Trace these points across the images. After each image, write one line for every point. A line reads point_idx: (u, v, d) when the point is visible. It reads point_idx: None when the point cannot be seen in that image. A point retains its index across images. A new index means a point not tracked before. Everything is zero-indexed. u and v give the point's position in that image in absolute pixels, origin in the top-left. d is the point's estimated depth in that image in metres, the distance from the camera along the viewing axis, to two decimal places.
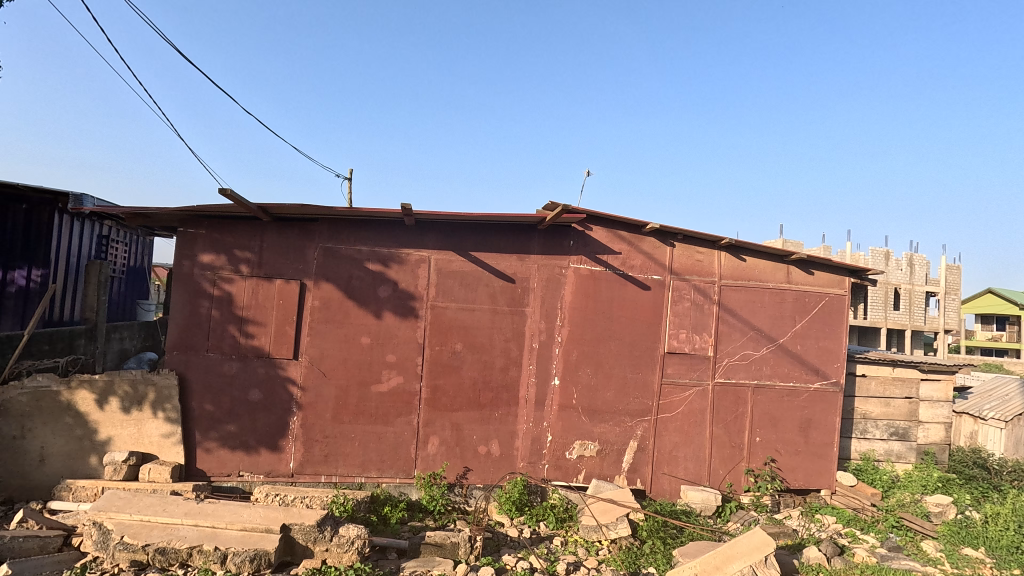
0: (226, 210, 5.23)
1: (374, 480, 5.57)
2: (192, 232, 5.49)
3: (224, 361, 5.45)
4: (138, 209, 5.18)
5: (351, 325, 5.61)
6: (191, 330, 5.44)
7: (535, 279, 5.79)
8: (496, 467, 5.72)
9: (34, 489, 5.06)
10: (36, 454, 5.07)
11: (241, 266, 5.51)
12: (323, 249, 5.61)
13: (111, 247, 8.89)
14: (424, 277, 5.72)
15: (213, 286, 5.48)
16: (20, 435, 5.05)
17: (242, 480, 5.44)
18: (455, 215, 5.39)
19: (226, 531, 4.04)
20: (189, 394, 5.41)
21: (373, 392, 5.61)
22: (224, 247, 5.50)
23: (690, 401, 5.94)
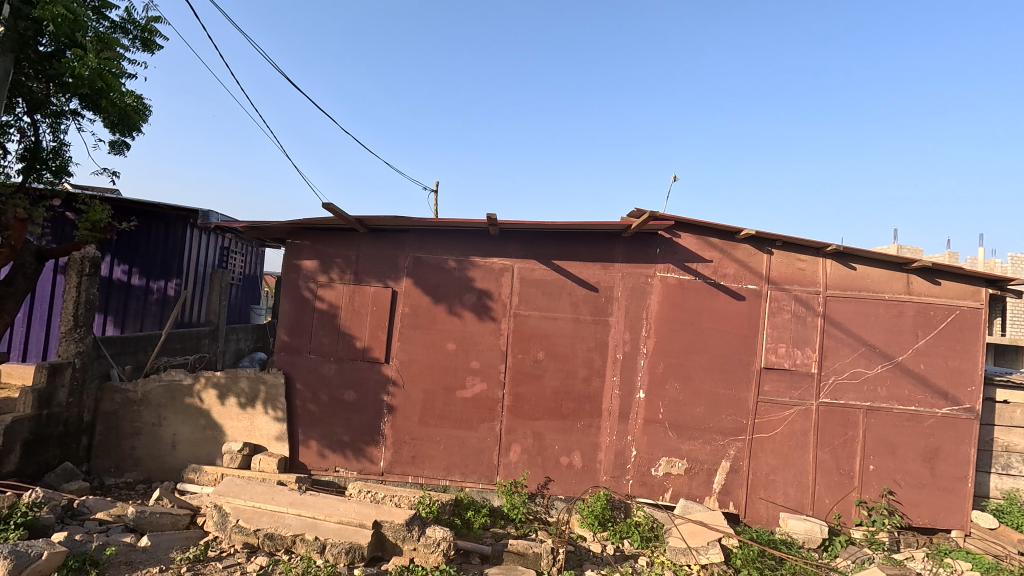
0: (328, 222, 5.66)
1: (457, 484, 5.70)
2: (298, 243, 6.00)
3: (324, 363, 5.86)
4: (254, 223, 5.74)
5: (438, 331, 5.82)
6: (297, 332, 5.92)
7: (619, 288, 5.67)
8: (578, 479, 5.62)
9: (167, 470, 5.76)
10: (170, 440, 5.77)
11: (340, 274, 5.92)
12: (413, 258, 5.87)
13: (231, 257, 9.94)
14: (507, 284, 5.79)
15: (315, 293, 5.93)
16: (157, 423, 5.78)
17: (338, 475, 5.79)
18: (538, 224, 5.42)
19: (325, 523, 4.32)
20: (293, 392, 5.87)
21: (458, 397, 5.76)
22: (325, 256, 5.94)
23: (790, 421, 5.49)
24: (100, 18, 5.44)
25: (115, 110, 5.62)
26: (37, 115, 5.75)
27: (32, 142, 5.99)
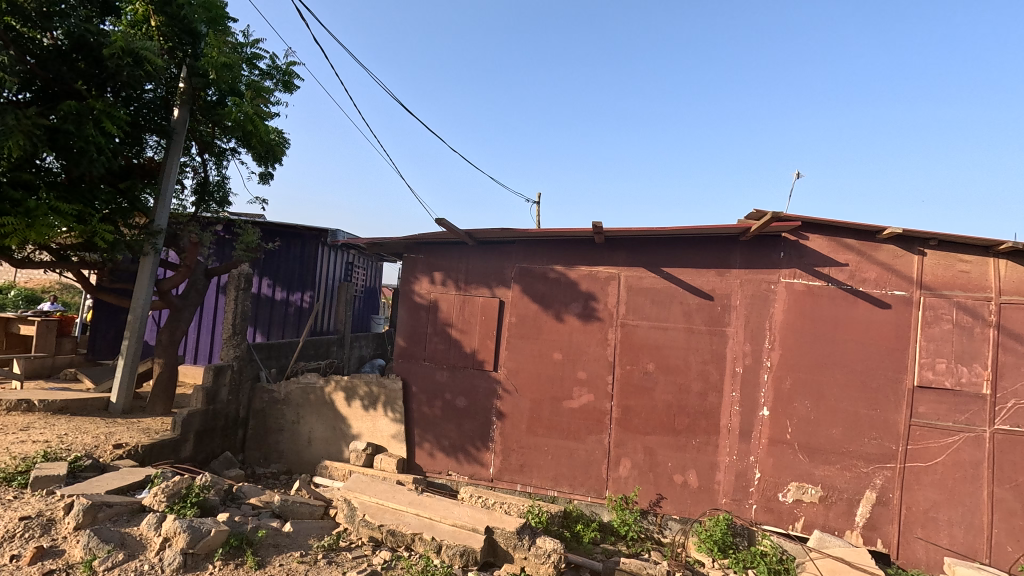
0: (440, 236, 5.97)
1: (566, 495, 5.65)
2: (413, 256, 6.41)
3: (437, 370, 6.16)
4: (376, 239, 6.23)
5: (544, 341, 5.85)
6: (413, 340, 6.30)
7: (737, 296, 5.28)
8: (694, 500, 5.29)
9: (304, 464, 6.42)
10: (306, 437, 6.43)
11: (451, 285, 6.21)
12: (519, 269, 5.98)
13: (354, 271, 10.90)
14: (614, 294, 5.67)
15: (428, 304, 6.27)
16: (296, 421, 6.47)
17: (450, 479, 6.03)
18: (646, 231, 5.23)
19: (440, 524, 4.52)
20: (410, 397, 6.24)
21: (565, 408, 5.73)
22: (438, 269, 6.28)
23: (955, 450, 4.68)
24: (251, 68, 6.48)
25: (264, 147, 6.60)
26: (207, 155, 6.85)
27: (202, 177, 7.12)
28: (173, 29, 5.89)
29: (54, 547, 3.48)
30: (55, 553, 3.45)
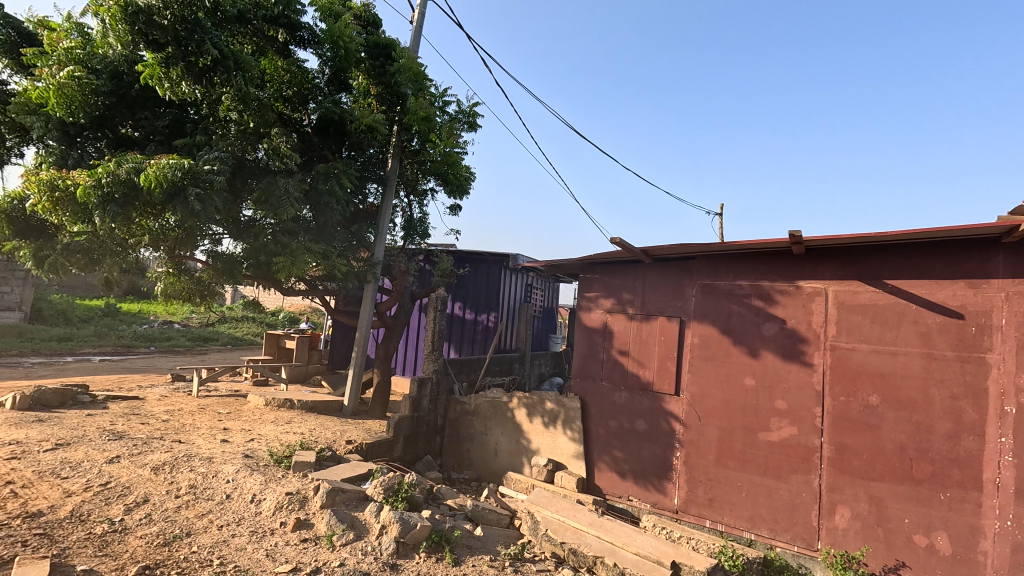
0: (615, 256, 5.95)
1: (766, 540, 5.00)
2: (589, 276, 6.49)
3: (615, 391, 6.08)
4: (553, 262, 6.49)
5: (733, 364, 5.34)
6: (590, 360, 6.33)
7: (1001, 315, 4.13)
8: (946, 571, 4.20)
9: (492, 473, 6.88)
10: (493, 448, 6.90)
11: (628, 305, 6.11)
12: (701, 286, 5.61)
13: (533, 293, 11.44)
14: (819, 312, 4.93)
15: (604, 323, 6.27)
16: (484, 432, 7.00)
17: (632, 505, 5.82)
18: (861, 238, 4.45)
19: (623, 551, 4.42)
20: (588, 417, 6.26)
21: (761, 440, 5.11)
22: (613, 288, 6.25)
23: None
24: (444, 113, 7.67)
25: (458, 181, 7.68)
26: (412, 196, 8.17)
27: (408, 215, 8.35)
28: (387, 93, 7.03)
29: (307, 520, 4.33)
30: (307, 525, 4.28)
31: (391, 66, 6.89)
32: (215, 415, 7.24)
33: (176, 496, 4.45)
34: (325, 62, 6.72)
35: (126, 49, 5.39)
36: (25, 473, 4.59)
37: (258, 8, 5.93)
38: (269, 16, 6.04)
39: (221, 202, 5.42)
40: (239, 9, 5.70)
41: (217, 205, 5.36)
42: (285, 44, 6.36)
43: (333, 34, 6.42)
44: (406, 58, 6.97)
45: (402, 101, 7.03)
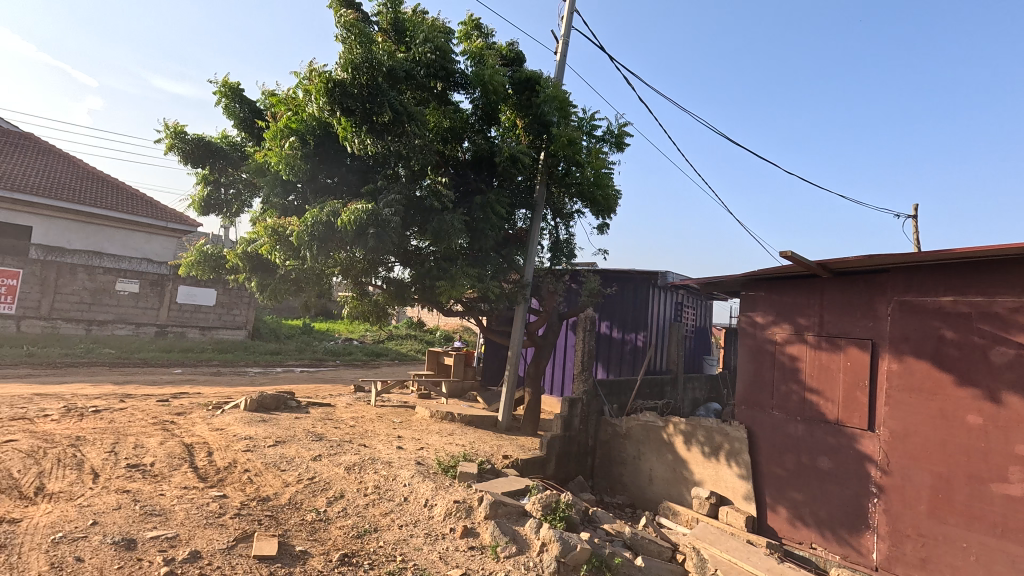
0: (784, 271, 5.42)
1: None
2: (752, 294, 5.99)
3: (790, 422, 5.47)
4: (710, 279, 6.13)
5: (949, 399, 4.49)
6: (757, 386, 5.80)
7: None
8: None
9: (647, 501, 6.61)
10: (648, 475, 6.63)
11: (802, 325, 5.50)
12: (900, 304, 4.83)
13: (684, 311, 10.81)
14: None
15: (774, 346, 5.72)
16: (638, 457, 6.77)
17: (815, 554, 5.15)
18: None
19: None
20: (757, 449, 5.71)
21: (995, 494, 4.21)
22: (783, 307, 5.68)
23: None
24: (590, 136, 7.83)
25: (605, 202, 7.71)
26: (558, 219, 8.43)
27: (555, 237, 8.58)
28: (533, 123, 7.32)
29: (473, 529, 4.58)
30: (474, 533, 4.54)
31: (537, 97, 7.17)
32: (390, 424, 8.12)
33: (364, 494, 5.07)
34: (476, 104, 7.11)
35: (318, 114, 6.35)
36: (257, 464, 5.63)
37: (420, 65, 6.58)
38: (429, 71, 6.61)
39: (395, 237, 6.18)
40: (405, 69, 6.41)
41: (392, 240, 6.13)
42: (443, 92, 6.91)
43: (482, 77, 6.73)
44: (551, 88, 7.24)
45: (547, 128, 7.28)
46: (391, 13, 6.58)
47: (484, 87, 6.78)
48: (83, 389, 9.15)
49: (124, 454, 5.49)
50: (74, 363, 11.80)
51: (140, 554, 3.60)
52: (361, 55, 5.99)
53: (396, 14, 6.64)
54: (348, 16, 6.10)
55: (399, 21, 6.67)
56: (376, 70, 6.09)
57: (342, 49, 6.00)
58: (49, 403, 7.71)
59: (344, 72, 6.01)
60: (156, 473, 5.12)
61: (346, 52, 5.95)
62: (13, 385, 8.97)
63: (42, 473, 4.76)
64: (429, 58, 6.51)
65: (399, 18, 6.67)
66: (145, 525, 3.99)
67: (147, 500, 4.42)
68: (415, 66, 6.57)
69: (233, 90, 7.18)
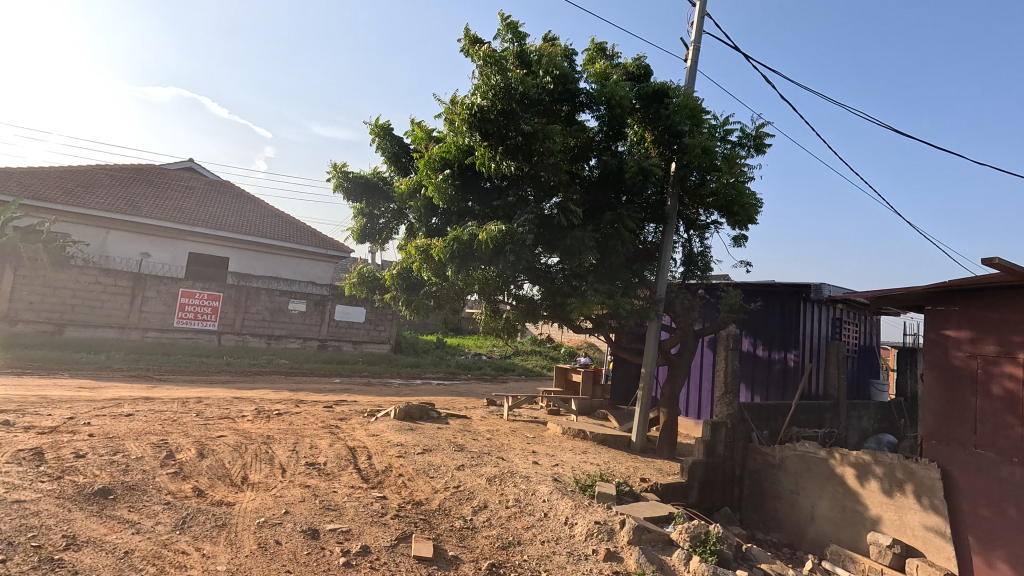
0: (987, 281, 4.61)
1: None
2: (942, 309, 5.23)
3: (1001, 463, 4.67)
4: (884, 292, 5.41)
5: None
6: (952, 419, 5.05)
7: None
8: None
9: (809, 542, 5.91)
10: (809, 512, 5.93)
11: (1016, 347, 4.68)
12: None
13: (845, 327, 9.55)
14: None
15: (976, 371, 4.94)
16: (795, 491, 6.09)
17: None
18: None
19: None
20: (956, 492, 4.88)
21: None
22: (987, 325, 4.89)
23: None
24: (725, 142, 7.41)
25: (746, 212, 7.17)
26: (692, 231, 8.03)
27: (688, 249, 8.17)
28: (663, 135, 7.13)
29: (616, 553, 4.47)
30: (617, 558, 4.43)
31: (667, 108, 6.99)
32: (524, 438, 8.30)
33: (506, 506, 5.22)
34: (602, 120, 7.13)
35: (462, 143, 6.76)
36: (408, 470, 6.11)
37: (548, 90, 6.74)
38: (557, 95, 6.82)
39: (527, 254, 6.34)
40: (536, 95, 6.56)
41: (523, 258, 6.31)
42: (570, 113, 7.08)
43: (610, 95, 6.70)
44: (680, 97, 7.07)
45: (678, 138, 7.05)
46: (518, 45, 6.62)
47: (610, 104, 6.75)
48: (266, 395, 10.74)
49: (302, 453, 6.32)
50: (259, 372, 13.93)
51: (322, 543, 4.11)
52: (500, 81, 6.21)
53: (522, 45, 6.66)
54: (482, 48, 6.45)
55: (525, 51, 6.70)
56: (511, 96, 6.29)
57: (480, 78, 6.27)
58: (244, 405, 9.18)
59: (482, 99, 6.30)
60: (328, 471, 5.81)
61: (482, 80, 6.23)
62: (218, 389, 10.85)
63: (245, 465, 5.68)
64: (556, 82, 6.71)
65: (525, 48, 6.69)
66: (324, 518, 4.54)
67: (324, 496, 5.03)
68: (543, 91, 6.70)
69: (385, 127, 8.01)
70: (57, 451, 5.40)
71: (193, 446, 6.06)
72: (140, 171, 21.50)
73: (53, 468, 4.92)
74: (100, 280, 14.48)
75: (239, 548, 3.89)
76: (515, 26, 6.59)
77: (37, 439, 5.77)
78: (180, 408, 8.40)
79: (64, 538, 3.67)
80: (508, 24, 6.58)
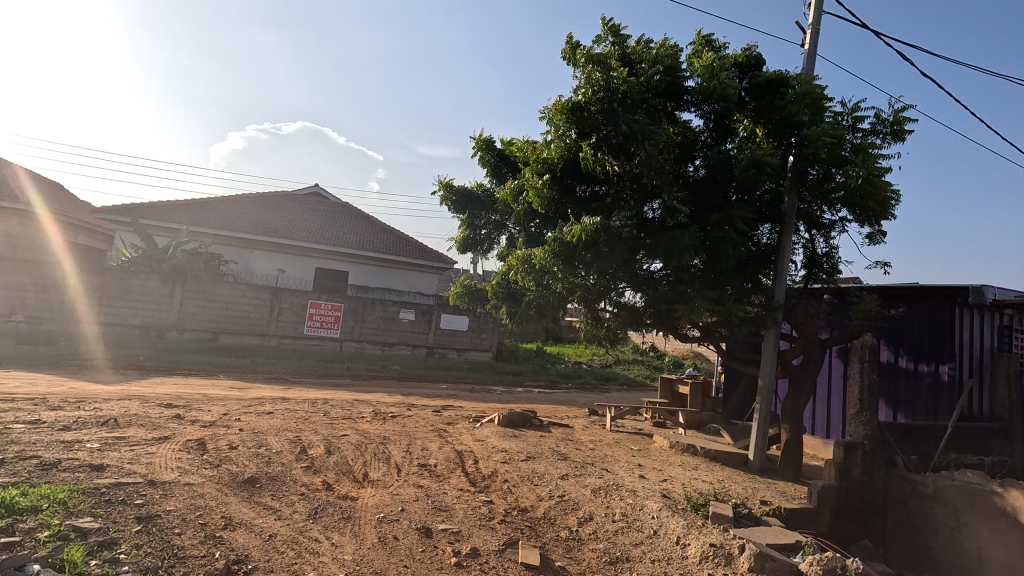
0: None
1: None
2: None
3: None
4: None
5: None
6: None
7: None
8: None
9: None
10: (975, 554, 5.18)
11: None
12: None
13: (1015, 338, 8.07)
14: None
15: None
16: (956, 528, 5.30)
17: None
18: None
19: None
20: None
21: None
22: None
23: None
24: (854, 131, 6.69)
25: (881, 205, 6.39)
26: (815, 230, 7.31)
27: (811, 251, 7.44)
28: (779, 127, 6.55)
29: None
30: None
31: (783, 98, 6.49)
32: (629, 451, 8.05)
33: (613, 520, 5.09)
34: (709, 117, 6.72)
35: (566, 141, 6.67)
36: (513, 476, 6.21)
37: (653, 86, 6.50)
38: (662, 91, 6.55)
39: (625, 250, 6.15)
40: (641, 93, 6.35)
41: (621, 254, 6.11)
42: (674, 111, 6.71)
43: (719, 87, 6.32)
44: (798, 86, 6.56)
45: (797, 130, 6.46)
46: (619, 46, 6.46)
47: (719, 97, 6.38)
48: (381, 398, 11.55)
49: (415, 454, 6.70)
50: (375, 376, 15.04)
51: (436, 542, 4.31)
52: (604, 80, 6.21)
53: (624, 45, 6.54)
54: (583, 49, 6.41)
55: (627, 52, 6.55)
56: (614, 95, 6.26)
57: (582, 78, 6.30)
58: (363, 407, 9.95)
59: (583, 98, 6.32)
60: (439, 473, 6.09)
61: (585, 79, 6.26)
62: (340, 392, 11.88)
63: (365, 462, 6.15)
64: (660, 80, 6.51)
65: (626, 50, 6.55)
66: (436, 518, 4.76)
67: (436, 496, 5.28)
68: (647, 87, 6.47)
69: (486, 141, 8.30)
70: (216, 442, 6.26)
71: (322, 443, 6.69)
72: (276, 197, 24.40)
73: (213, 456, 5.70)
74: (246, 293, 16.61)
75: (363, 540, 4.21)
76: (616, 28, 6.48)
77: (200, 431, 6.73)
78: (309, 407, 9.33)
79: (223, 518, 4.23)
80: (609, 27, 6.50)
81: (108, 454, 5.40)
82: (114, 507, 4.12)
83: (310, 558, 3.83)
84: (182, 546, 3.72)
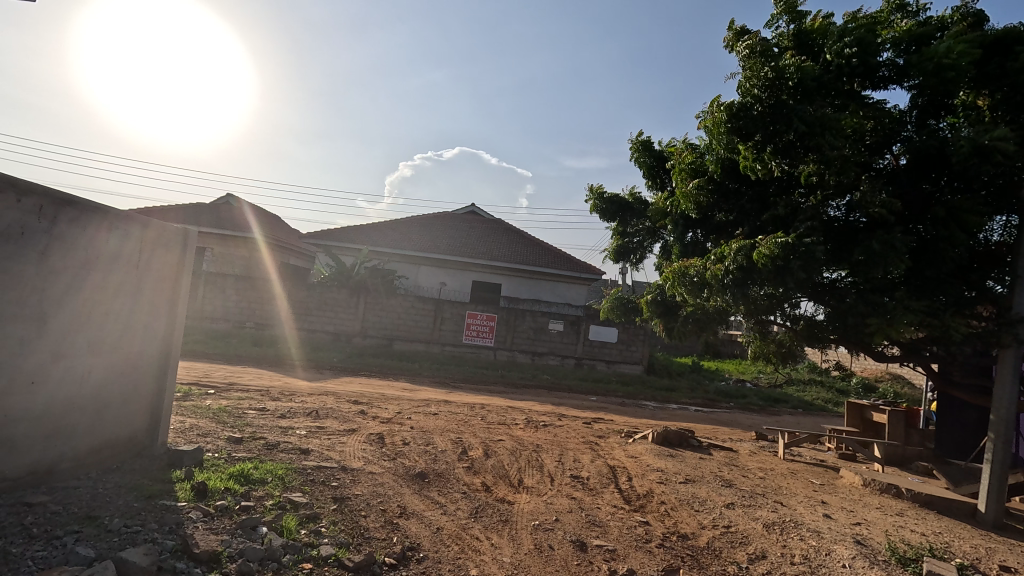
0: None
1: None
2: None
3: None
4: None
5: None
6: None
7: None
8: None
9: None
10: None
11: None
12: None
13: None
14: None
15: None
16: None
17: None
18: None
19: None
20: None
21: None
22: None
23: None
24: None
25: None
26: None
27: None
28: (1016, 95, 5.25)
29: None
30: None
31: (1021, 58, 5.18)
32: (809, 484, 7.04)
33: (792, 562, 4.47)
34: (915, 94, 5.57)
35: (724, 150, 6.20)
36: (671, 498, 5.85)
37: (836, 68, 5.57)
38: (849, 72, 5.57)
39: (817, 266, 5.37)
40: (821, 78, 5.53)
41: (813, 271, 5.35)
42: (863, 92, 5.69)
43: (925, 58, 5.30)
44: None
45: None
46: (796, 25, 5.75)
47: (929, 67, 5.30)
48: (534, 407, 11.87)
49: (567, 465, 6.71)
50: (527, 385, 15.56)
51: (591, 558, 4.24)
52: (771, 71, 5.60)
53: (800, 24, 5.77)
54: (752, 36, 5.90)
55: (805, 32, 5.77)
56: (784, 87, 5.56)
57: (743, 74, 5.78)
58: (517, 414, 10.33)
59: (749, 92, 5.73)
60: (592, 486, 6.01)
61: (749, 72, 5.70)
62: (495, 398, 12.50)
63: (520, 468, 6.35)
64: (846, 58, 5.53)
65: (804, 28, 5.77)
66: (590, 532, 4.69)
67: (589, 510, 5.22)
68: (826, 72, 5.58)
69: (643, 142, 8.09)
70: (392, 437, 7.03)
71: (480, 446, 7.10)
72: (440, 217, 26.88)
73: (390, 450, 6.41)
74: (414, 303, 18.45)
75: (520, 545, 4.33)
76: (792, 5, 5.74)
77: (380, 427, 7.63)
78: (469, 411, 10.00)
79: (398, 507, 4.72)
80: (784, 3, 5.78)
81: (312, 440, 6.42)
82: (317, 486, 4.88)
83: (472, 555, 4.06)
84: (367, 527, 4.23)
